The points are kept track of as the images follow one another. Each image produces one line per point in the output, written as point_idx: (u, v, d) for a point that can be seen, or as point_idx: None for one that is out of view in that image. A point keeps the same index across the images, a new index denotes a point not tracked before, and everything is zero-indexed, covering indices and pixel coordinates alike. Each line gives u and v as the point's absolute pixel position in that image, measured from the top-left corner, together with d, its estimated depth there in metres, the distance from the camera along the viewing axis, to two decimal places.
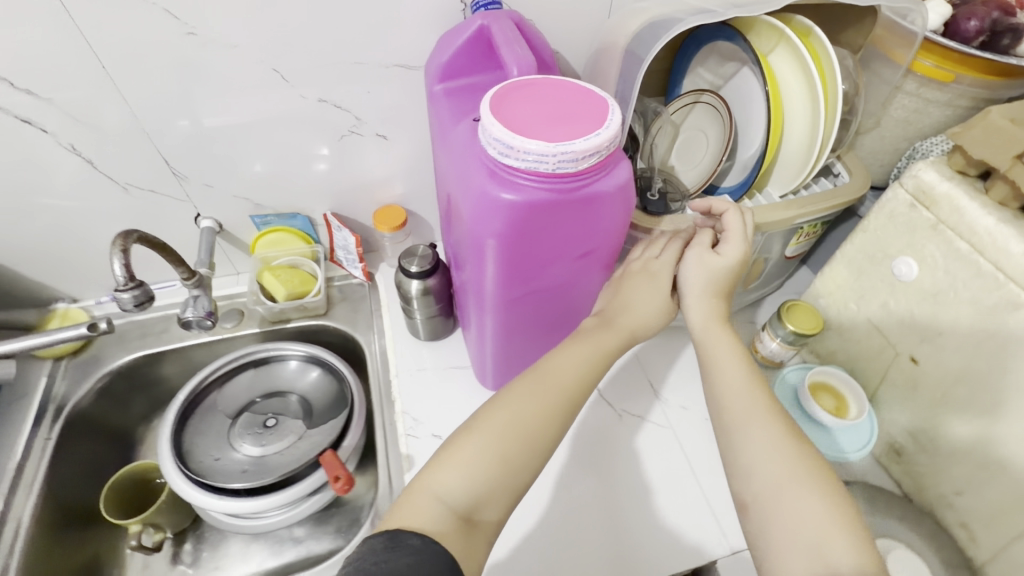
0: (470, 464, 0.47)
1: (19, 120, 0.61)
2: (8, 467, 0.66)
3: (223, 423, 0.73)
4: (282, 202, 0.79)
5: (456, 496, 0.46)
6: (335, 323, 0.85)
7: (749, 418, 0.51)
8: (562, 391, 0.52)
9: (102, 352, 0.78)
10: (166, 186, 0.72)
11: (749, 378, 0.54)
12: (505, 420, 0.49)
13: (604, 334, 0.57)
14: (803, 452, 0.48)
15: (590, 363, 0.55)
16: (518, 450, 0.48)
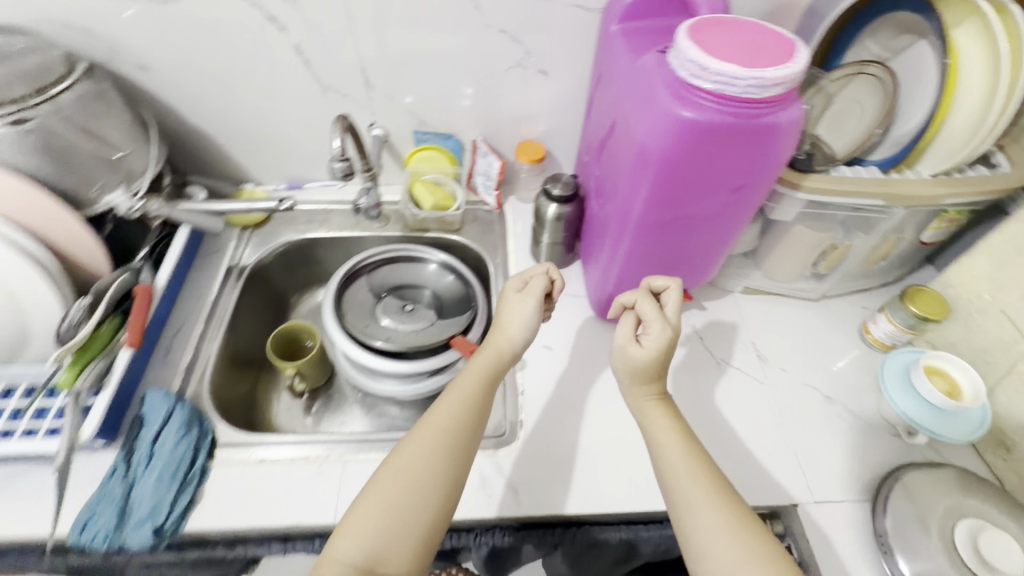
0: (390, 516, 0.52)
1: (268, 17, 0.74)
2: (206, 301, 0.82)
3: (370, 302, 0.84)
4: (443, 122, 0.89)
5: (358, 552, 0.51)
6: (465, 241, 0.94)
7: (700, 498, 0.54)
8: (441, 431, 0.57)
9: (276, 228, 0.93)
10: (356, 92, 0.84)
11: (690, 460, 0.57)
12: (414, 471, 0.55)
13: (476, 379, 0.62)
14: (740, 512, 0.53)
15: (478, 400, 0.61)
16: (406, 494, 0.54)
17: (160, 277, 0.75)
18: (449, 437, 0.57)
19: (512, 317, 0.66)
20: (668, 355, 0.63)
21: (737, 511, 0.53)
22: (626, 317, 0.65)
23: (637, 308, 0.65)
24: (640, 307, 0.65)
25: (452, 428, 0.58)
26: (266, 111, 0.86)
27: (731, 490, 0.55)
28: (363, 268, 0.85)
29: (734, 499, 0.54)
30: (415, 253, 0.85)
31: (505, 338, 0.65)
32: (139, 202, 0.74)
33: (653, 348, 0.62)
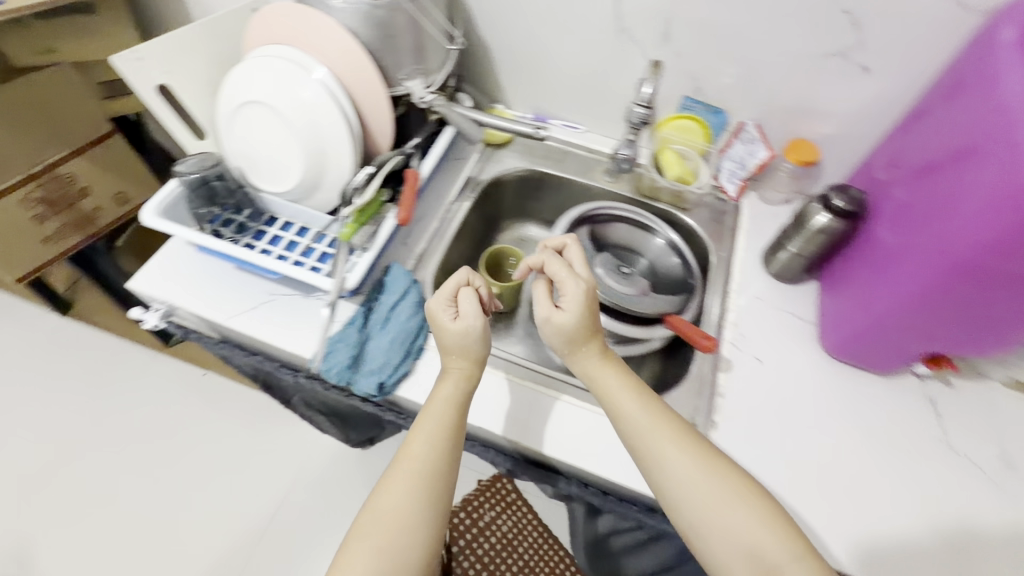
0: (400, 529, 0.55)
1: None
2: (444, 201, 0.87)
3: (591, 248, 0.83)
4: (720, 94, 0.84)
5: None
6: (691, 222, 0.90)
7: (658, 450, 0.56)
8: (421, 469, 0.58)
9: (514, 154, 0.95)
10: (650, 41, 0.80)
11: (649, 417, 0.58)
12: (411, 492, 0.57)
13: (450, 402, 0.63)
14: (718, 464, 0.55)
15: (450, 415, 0.62)
16: (391, 521, 0.55)
17: (425, 166, 0.81)
18: (427, 461, 0.59)
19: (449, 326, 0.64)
20: (594, 311, 0.62)
21: (675, 433, 0.57)
22: (540, 287, 0.66)
23: (560, 287, 0.63)
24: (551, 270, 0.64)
25: (426, 460, 0.59)
26: (550, 38, 0.86)
27: (689, 437, 0.57)
28: (592, 219, 0.84)
29: (667, 424, 0.58)
30: (650, 221, 0.81)
31: (463, 358, 0.65)
32: (430, 96, 0.80)
33: (571, 312, 0.61)
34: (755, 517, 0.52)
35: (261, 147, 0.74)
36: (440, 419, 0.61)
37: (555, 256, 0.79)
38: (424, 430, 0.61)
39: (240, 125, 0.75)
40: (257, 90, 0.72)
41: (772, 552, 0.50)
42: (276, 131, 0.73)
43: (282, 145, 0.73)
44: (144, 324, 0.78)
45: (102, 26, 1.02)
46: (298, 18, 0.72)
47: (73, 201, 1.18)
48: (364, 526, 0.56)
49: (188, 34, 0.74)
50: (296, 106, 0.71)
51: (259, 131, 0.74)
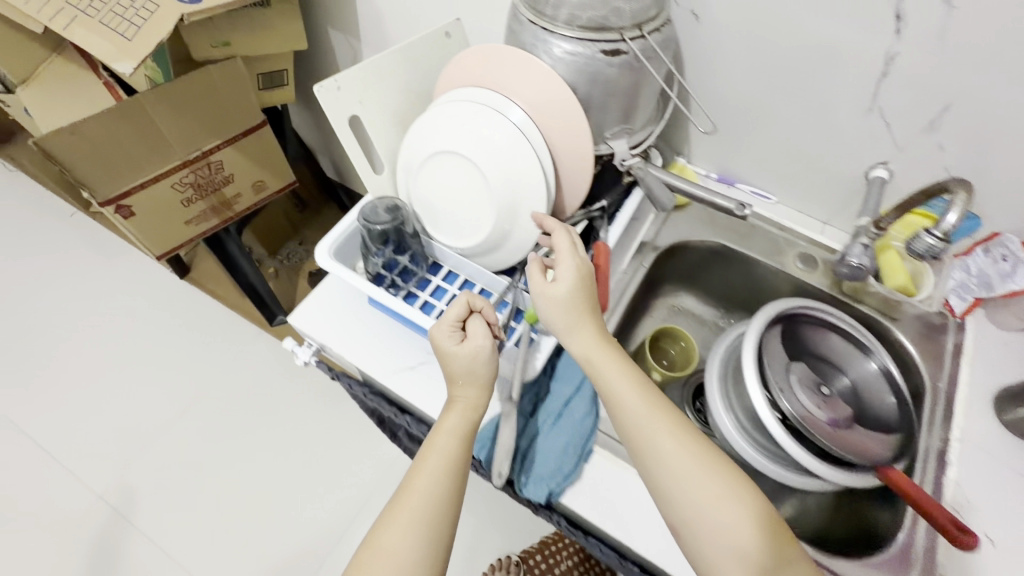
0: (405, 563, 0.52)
1: (896, 13, 0.58)
2: (619, 271, 0.80)
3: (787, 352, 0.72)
4: (981, 198, 0.69)
5: None
6: (899, 336, 0.76)
7: (654, 437, 0.55)
8: (428, 503, 0.55)
9: (694, 223, 0.86)
10: (909, 127, 0.66)
11: (634, 388, 0.57)
12: (420, 527, 0.54)
13: (455, 434, 0.59)
14: (725, 478, 0.52)
15: (458, 443, 0.59)
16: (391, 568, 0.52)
17: (611, 236, 0.72)
18: (439, 495, 0.56)
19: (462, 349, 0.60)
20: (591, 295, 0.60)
21: (672, 422, 0.55)
22: (537, 275, 0.61)
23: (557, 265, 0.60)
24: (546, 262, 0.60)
25: (434, 497, 0.55)
26: (776, 102, 0.74)
27: (661, 406, 0.56)
28: (790, 321, 0.73)
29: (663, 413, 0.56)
30: (871, 340, 0.70)
31: (469, 387, 0.60)
32: (630, 158, 0.70)
33: (570, 300, 0.59)
34: (746, 497, 0.51)
35: (449, 198, 0.68)
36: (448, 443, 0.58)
37: (748, 365, 0.68)
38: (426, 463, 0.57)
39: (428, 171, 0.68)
40: (451, 137, 0.65)
41: (759, 542, 0.49)
42: (469, 187, 0.66)
43: (475, 200, 0.67)
44: (295, 357, 0.75)
45: (276, 21, 0.99)
46: (508, 59, 0.64)
47: (217, 187, 1.18)
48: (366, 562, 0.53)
49: (385, 60, 0.69)
50: (495, 163, 0.63)
51: (450, 182, 0.67)
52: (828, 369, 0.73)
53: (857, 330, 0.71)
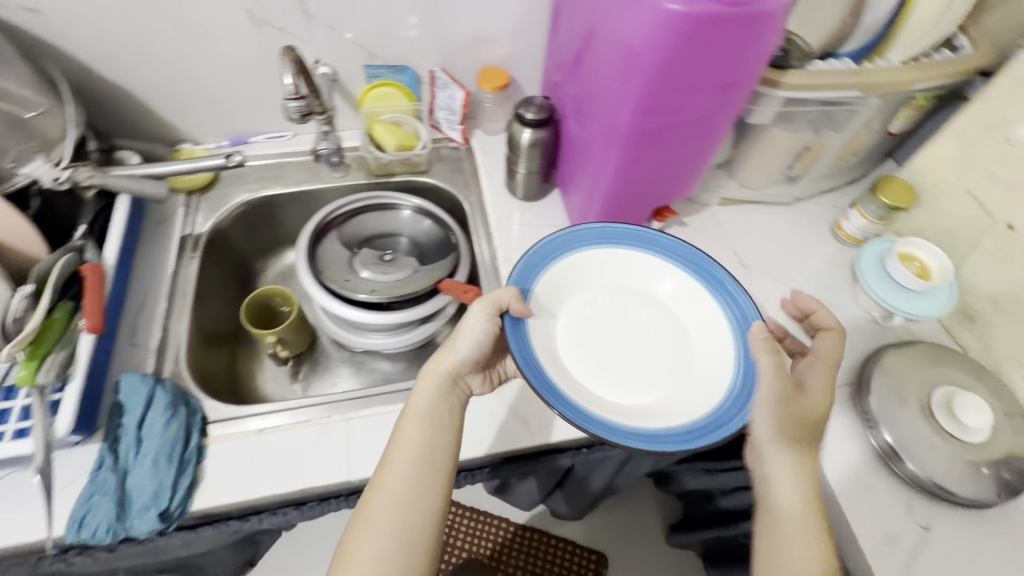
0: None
1: None
2: (165, 277, 0.76)
3: (345, 255, 0.79)
4: (393, 53, 0.83)
5: None
6: (436, 182, 0.90)
7: (792, 532, 0.51)
8: (389, 498, 0.54)
9: (227, 190, 0.85)
10: (295, 24, 0.75)
11: (805, 495, 0.52)
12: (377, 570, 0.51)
13: (422, 419, 0.58)
14: (789, 528, 0.51)
15: (427, 454, 0.56)
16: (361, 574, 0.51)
17: (108, 254, 0.69)
18: (407, 525, 0.53)
19: (463, 352, 0.61)
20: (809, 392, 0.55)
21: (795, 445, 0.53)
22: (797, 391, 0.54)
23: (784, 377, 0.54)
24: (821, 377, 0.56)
25: (386, 534, 0.52)
26: (197, 52, 0.76)
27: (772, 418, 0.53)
28: (349, 215, 0.81)
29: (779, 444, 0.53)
30: (389, 196, 0.82)
31: (427, 378, 0.61)
32: (67, 172, 0.66)
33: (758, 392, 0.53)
34: (797, 524, 0.51)
35: (603, 307, 0.62)
36: (418, 452, 0.56)
37: (306, 277, 0.73)
38: (387, 499, 0.54)
39: (563, 293, 0.61)
40: (637, 278, 0.63)
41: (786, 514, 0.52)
42: (633, 313, 0.62)
43: (608, 299, 0.62)
44: None
45: None
46: None
47: None
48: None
49: None
50: (693, 311, 0.61)
51: (629, 312, 0.62)
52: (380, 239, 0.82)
53: (374, 198, 0.82)
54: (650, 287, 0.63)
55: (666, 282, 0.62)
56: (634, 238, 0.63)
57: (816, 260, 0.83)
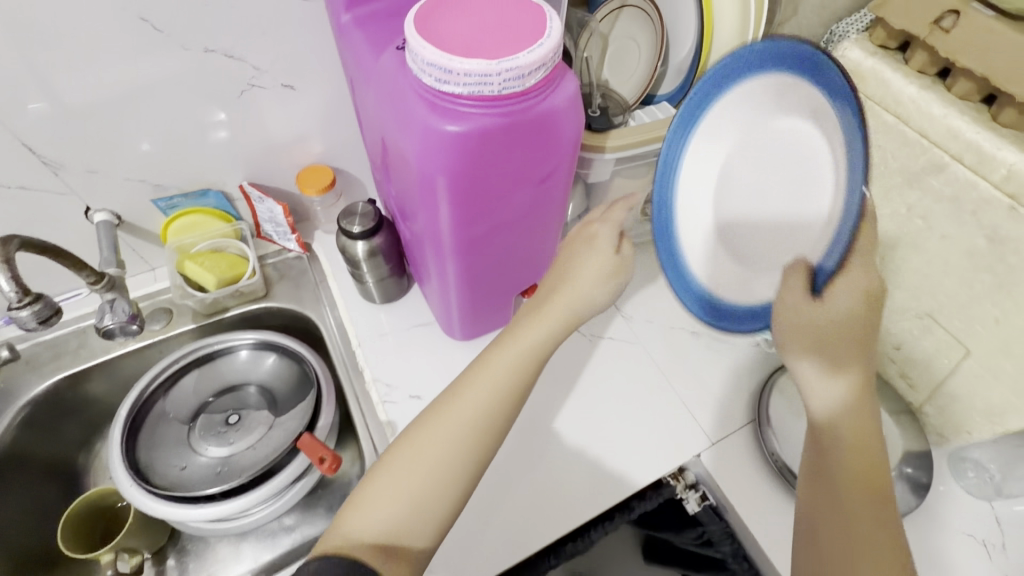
0: (352, 533, 0.43)
1: None
2: None
3: (180, 431, 0.66)
4: (186, 178, 0.70)
5: (377, 532, 0.44)
6: (282, 304, 0.79)
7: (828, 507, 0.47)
8: (467, 420, 0.49)
9: (14, 383, 0.69)
10: (40, 178, 0.62)
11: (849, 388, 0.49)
12: (389, 492, 0.45)
13: (534, 348, 0.53)
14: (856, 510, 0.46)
15: (521, 374, 0.52)
16: (377, 490, 0.46)
17: None
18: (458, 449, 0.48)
19: (587, 275, 0.57)
20: (875, 317, 0.47)
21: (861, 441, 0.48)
22: (795, 298, 0.49)
23: (795, 317, 0.49)
24: (872, 278, 0.45)
25: (442, 453, 0.48)
26: None
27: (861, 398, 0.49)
28: (173, 377, 0.67)
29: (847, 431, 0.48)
30: (220, 340, 0.69)
31: (562, 287, 0.56)
32: None
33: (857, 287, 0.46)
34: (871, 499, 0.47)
35: (770, 144, 0.55)
36: (516, 380, 0.52)
37: (122, 478, 0.58)
38: (468, 401, 0.50)
39: (721, 134, 0.58)
40: (782, 128, 0.52)
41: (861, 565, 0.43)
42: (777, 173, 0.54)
43: (776, 138, 0.54)
44: None
45: None
46: None
47: None
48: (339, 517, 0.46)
49: None
50: (805, 184, 0.51)
51: (772, 170, 0.55)
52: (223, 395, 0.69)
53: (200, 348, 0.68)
54: (786, 130, 0.52)
55: (788, 123, 0.52)
56: (766, 60, 0.51)
57: None
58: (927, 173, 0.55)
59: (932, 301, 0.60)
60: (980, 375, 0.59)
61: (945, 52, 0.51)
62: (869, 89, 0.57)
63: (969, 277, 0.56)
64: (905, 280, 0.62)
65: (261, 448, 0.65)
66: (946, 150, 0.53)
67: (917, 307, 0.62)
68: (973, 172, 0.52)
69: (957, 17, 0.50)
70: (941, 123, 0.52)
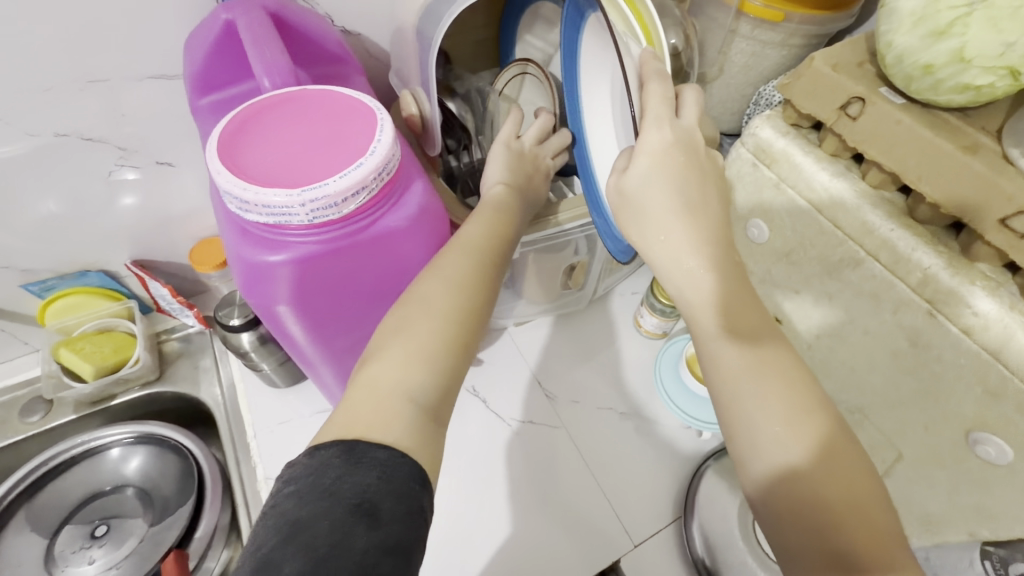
0: (400, 397, 0.38)
1: None
2: None
3: (43, 546, 0.62)
4: (59, 261, 0.64)
5: (424, 394, 0.39)
6: (174, 388, 0.72)
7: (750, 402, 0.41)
8: (470, 253, 0.45)
9: None
10: None
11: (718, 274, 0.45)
12: (414, 357, 0.40)
13: (500, 215, 0.49)
14: (774, 402, 0.41)
15: (504, 241, 0.48)
16: (414, 348, 0.40)
17: None
18: (455, 322, 0.42)
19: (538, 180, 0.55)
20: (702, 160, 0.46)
21: (794, 408, 0.40)
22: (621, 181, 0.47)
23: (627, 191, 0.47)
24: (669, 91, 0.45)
25: (444, 321, 0.41)
26: None
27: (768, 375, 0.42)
28: (38, 482, 0.64)
29: (811, 431, 0.40)
30: (92, 442, 0.66)
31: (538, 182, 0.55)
32: None
33: (661, 154, 0.45)
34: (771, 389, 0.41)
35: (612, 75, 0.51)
36: (490, 247, 0.46)
37: None
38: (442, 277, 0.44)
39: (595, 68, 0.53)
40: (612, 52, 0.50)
41: (852, 537, 0.37)
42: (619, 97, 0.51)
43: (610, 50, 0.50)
44: None
45: None
46: None
47: None
48: (351, 400, 0.38)
49: None
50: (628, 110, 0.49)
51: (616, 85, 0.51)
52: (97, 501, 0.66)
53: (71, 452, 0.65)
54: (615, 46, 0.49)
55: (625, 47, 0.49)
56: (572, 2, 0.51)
57: (623, 368, 0.76)
58: (844, 266, 0.50)
59: (861, 398, 0.55)
60: (913, 480, 0.54)
61: (852, 141, 0.47)
62: (782, 171, 0.53)
63: (896, 379, 0.50)
64: (833, 372, 0.57)
65: (127, 562, 0.61)
66: (861, 245, 0.48)
67: (847, 401, 0.57)
68: (890, 271, 0.47)
69: (863, 104, 0.45)
70: (856, 217, 0.48)
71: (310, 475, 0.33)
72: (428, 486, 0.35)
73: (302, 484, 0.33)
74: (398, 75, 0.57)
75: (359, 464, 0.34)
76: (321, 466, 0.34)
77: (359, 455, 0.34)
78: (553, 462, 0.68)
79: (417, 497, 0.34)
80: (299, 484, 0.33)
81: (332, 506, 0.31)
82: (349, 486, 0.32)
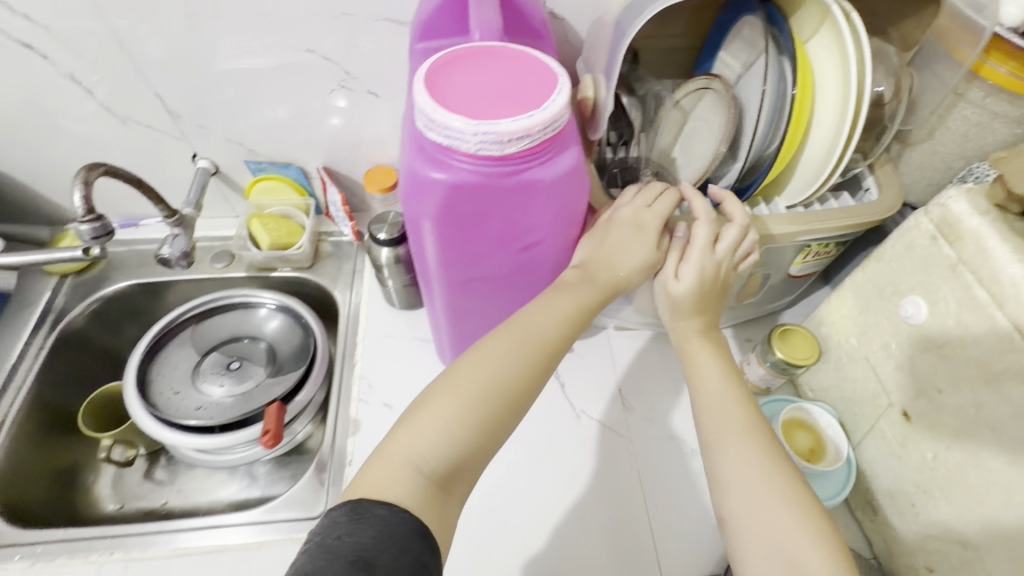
0: (411, 464, 0.43)
1: (24, 47, 0.63)
2: (4, 368, 0.73)
3: (193, 360, 0.78)
4: (275, 150, 0.79)
5: (433, 463, 0.43)
6: (318, 280, 0.85)
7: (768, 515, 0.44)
8: (531, 337, 0.50)
9: (104, 275, 0.83)
10: (162, 123, 0.74)
11: (740, 399, 0.51)
12: (445, 424, 0.44)
13: (572, 303, 0.52)
14: (791, 525, 0.43)
15: (566, 326, 0.51)
16: (451, 408, 0.45)
17: None
18: (486, 397, 0.46)
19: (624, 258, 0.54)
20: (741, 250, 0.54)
21: (773, 461, 0.47)
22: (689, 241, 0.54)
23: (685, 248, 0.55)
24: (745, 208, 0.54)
25: (474, 398, 0.46)
26: (65, 147, 0.75)
27: (760, 436, 0.49)
28: (207, 313, 0.80)
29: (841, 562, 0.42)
30: (247, 295, 0.80)
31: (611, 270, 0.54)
32: None
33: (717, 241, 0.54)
34: (791, 511, 0.44)
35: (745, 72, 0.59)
36: (551, 331, 0.50)
37: (129, 384, 0.71)
38: (499, 353, 0.48)
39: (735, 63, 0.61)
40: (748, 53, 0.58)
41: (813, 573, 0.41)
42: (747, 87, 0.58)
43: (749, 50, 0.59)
44: None
45: None
46: None
47: None
48: (380, 454, 0.44)
49: None
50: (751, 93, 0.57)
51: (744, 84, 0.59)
52: (240, 341, 0.81)
53: (233, 296, 0.80)
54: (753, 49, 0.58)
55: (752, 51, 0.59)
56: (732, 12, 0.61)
57: None
58: (1009, 377, 0.44)
59: (980, 534, 0.47)
60: None
61: None
62: (965, 253, 0.47)
63: None
64: (959, 493, 0.49)
65: (242, 398, 0.75)
66: None
67: (968, 533, 0.48)
68: None
69: None
70: None
71: (317, 535, 0.38)
72: (427, 545, 0.39)
73: (309, 544, 0.37)
74: (586, 60, 0.61)
75: (362, 522, 0.38)
76: (329, 526, 0.38)
77: (362, 513, 0.39)
78: (610, 468, 0.68)
79: (418, 554, 0.38)
80: (309, 542, 0.37)
81: (333, 560, 0.35)
82: (349, 543, 0.36)
